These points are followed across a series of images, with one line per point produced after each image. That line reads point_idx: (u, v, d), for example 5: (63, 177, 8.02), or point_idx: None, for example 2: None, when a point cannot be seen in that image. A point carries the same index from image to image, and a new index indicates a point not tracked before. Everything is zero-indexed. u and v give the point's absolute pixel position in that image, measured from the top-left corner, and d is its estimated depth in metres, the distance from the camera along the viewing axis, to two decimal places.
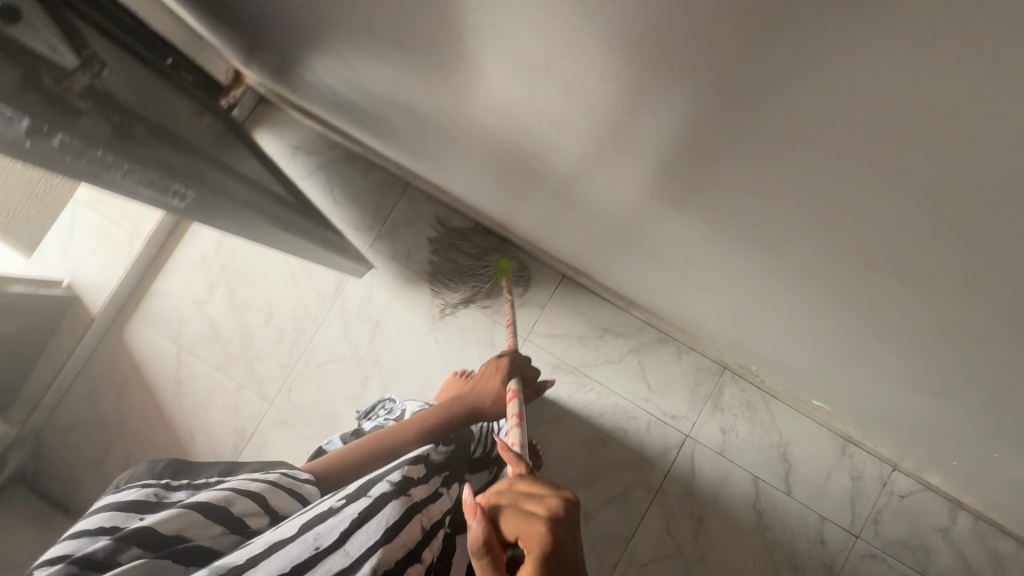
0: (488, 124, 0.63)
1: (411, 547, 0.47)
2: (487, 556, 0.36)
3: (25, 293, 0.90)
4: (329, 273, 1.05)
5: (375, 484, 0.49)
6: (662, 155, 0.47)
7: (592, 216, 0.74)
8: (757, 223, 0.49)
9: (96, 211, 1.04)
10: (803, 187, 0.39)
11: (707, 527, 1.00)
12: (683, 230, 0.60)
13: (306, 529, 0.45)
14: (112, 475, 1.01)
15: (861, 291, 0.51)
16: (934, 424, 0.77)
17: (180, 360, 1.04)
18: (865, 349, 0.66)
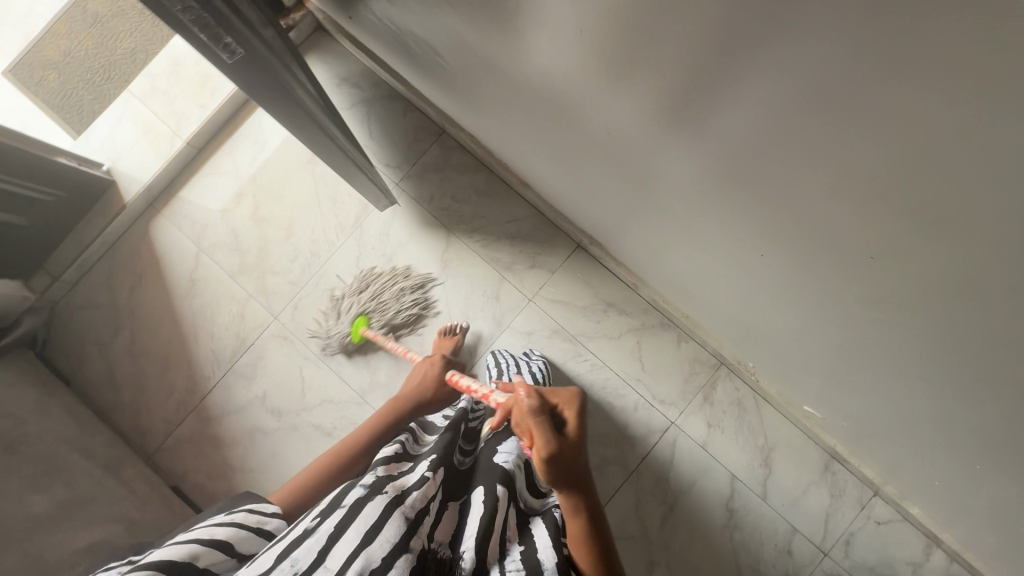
0: (519, 71, 0.64)
1: (397, 540, 0.48)
2: (543, 422, 0.55)
3: (60, 161, 0.96)
4: (353, 203, 1.08)
5: (348, 495, 0.52)
6: (678, 108, 0.48)
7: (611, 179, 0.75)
8: (761, 198, 0.49)
9: (145, 106, 1.09)
10: (809, 146, 0.39)
11: (676, 516, 0.99)
12: (694, 204, 0.61)
13: (283, 557, 0.46)
14: (117, 358, 1.05)
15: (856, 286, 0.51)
16: (918, 455, 0.76)
17: (197, 262, 1.07)
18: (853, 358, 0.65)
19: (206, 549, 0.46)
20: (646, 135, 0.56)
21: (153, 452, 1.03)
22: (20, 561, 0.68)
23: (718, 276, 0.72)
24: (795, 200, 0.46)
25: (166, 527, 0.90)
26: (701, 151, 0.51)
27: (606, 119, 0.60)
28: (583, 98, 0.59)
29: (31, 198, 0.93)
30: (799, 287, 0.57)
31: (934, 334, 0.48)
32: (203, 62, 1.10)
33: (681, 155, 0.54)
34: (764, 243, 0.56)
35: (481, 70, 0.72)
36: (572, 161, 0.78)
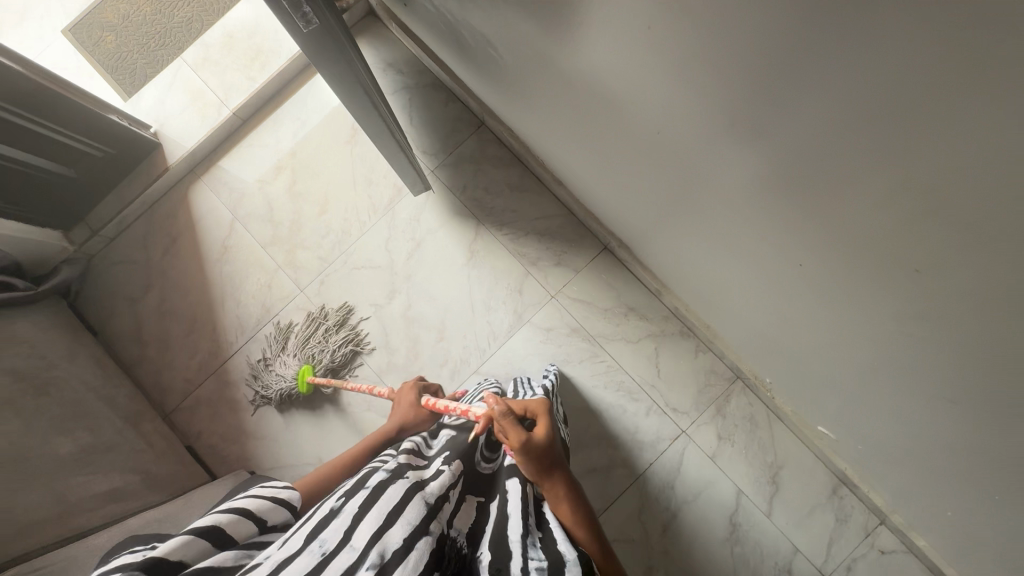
0: (572, 71, 0.66)
1: (418, 522, 0.51)
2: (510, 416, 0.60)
3: (110, 119, 0.99)
4: (387, 185, 1.09)
5: (371, 478, 0.56)
6: (730, 114, 0.49)
7: (648, 183, 0.76)
8: (808, 208, 0.50)
9: (196, 75, 1.12)
10: (857, 160, 0.40)
11: (679, 524, 1.00)
12: (736, 211, 0.61)
13: (312, 538, 0.49)
14: (146, 315, 1.08)
15: (889, 307, 0.51)
16: (927, 488, 0.75)
17: (231, 229, 1.10)
18: (873, 383, 0.65)
19: (240, 519, 0.51)
20: (695, 139, 0.57)
21: (171, 410, 1.06)
22: (43, 498, 0.71)
23: (747, 285, 0.73)
24: (842, 212, 0.46)
25: (179, 483, 0.92)
26: (751, 158, 0.52)
27: (654, 121, 0.61)
28: (637, 99, 0.60)
29: (70, 147, 0.96)
30: (830, 301, 0.58)
31: (964, 361, 0.49)
32: (256, 36, 1.12)
33: (729, 161, 0.55)
34: (803, 255, 0.56)
35: (533, 66, 0.74)
36: (613, 161, 0.79)
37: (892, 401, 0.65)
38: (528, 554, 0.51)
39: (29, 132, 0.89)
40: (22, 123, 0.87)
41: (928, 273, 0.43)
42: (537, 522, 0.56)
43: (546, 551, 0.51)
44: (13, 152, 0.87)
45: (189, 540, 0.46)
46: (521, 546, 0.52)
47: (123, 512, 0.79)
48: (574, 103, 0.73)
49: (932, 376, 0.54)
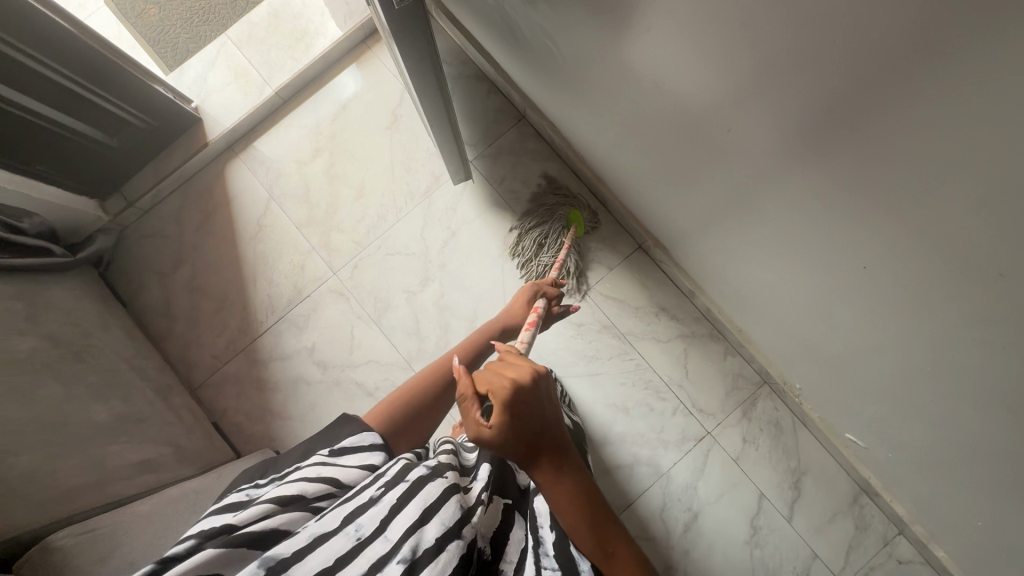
0: (636, 69, 0.67)
1: (452, 524, 0.48)
2: (468, 401, 0.50)
3: (156, 91, 0.99)
4: (425, 173, 1.10)
5: (411, 472, 0.54)
6: (802, 118, 0.50)
7: (698, 184, 0.77)
8: (878, 218, 0.50)
9: (239, 52, 1.12)
10: (942, 172, 0.41)
11: (700, 524, 1.00)
12: (794, 216, 0.62)
13: (349, 521, 0.48)
14: (176, 289, 1.08)
15: (949, 318, 0.52)
16: (954, 502, 0.76)
17: (267, 208, 1.10)
18: (916, 394, 0.66)
19: (322, 486, 0.53)
20: (764, 144, 0.58)
21: (197, 386, 1.05)
22: (84, 465, 0.70)
23: (791, 289, 0.74)
24: (917, 224, 0.46)
25: (208, 458, 0.92)
26: (823, 166, 0.52)
27: (717, 122, 0.62)
28: (704, 100, 0.60)
29: (110, 112, 0.95)
30: (882, 308, 0.59)
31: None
32: (301, 18, 1.12)
33: (797, 167, 0.55)
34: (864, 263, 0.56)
35: (592, 62, 0.74)
36: (664, 159, 0.80)
37: (930, 412, 0.66)
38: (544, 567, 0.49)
39: (69, 92, 0.88)
40: (65, 83, 0.87)
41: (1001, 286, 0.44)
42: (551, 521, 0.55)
43: (561, 559, 0.49)
44: (52, 112, 0.87)
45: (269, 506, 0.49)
46: (534, 556, 0.52)
47: (157, 483, 0.78)
48: (632, 101, 0.74)
49: (985, 389, 0.55)
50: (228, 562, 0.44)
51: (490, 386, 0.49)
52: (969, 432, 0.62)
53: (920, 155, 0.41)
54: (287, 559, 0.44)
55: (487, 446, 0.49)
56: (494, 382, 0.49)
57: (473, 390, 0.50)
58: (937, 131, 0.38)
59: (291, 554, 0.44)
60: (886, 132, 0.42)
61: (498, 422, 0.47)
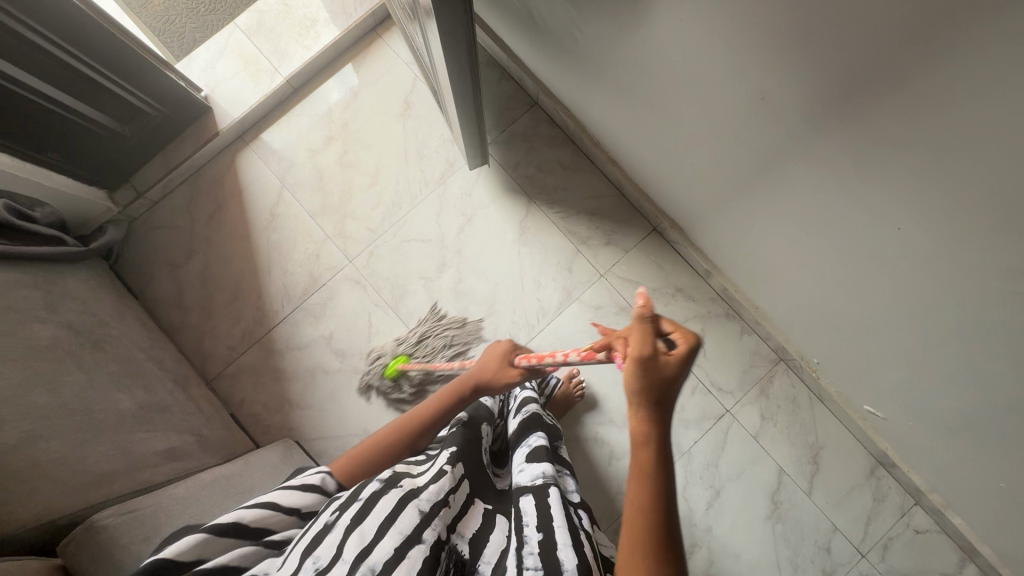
0: (658, 47, 0.67)
1: (410, 531, 0.48)
2: (652, 322, 0.41)
3: (168, 78, 0.98)
4: (440, 160, 1.10)
5: (365, 488, 0.53)
6: (831, 88, 0.51)
7: (716, 161, 0.78)
8: (908, 181, 0.51)
9: (248, 40, 1.11)
10: (977, 134, 0.42)
11: (723, 501, 1.01)
12: (819, 187, 0.63)
13: (306, 556, 0.47)
14: (187, 282, 1.07)
15: (975, 279, 0.54)
16: (975, 468, 0.78)
17: (280, 197, 1.09)
18: (941, 358, 0.67)
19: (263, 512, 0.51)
20: (789, 117, 0.59)
21: (213, 377, 1.04)
22: (112, 452, 0.69)
23: (812, 263, 0.75)
24: (954, 185, 0.48)
25: (230, 448, 0.90)
26: (856, 134, 0.53)
27: (740, 97, 0.63)
28: (726, 75, 0.61)
29: (120, 99, 0.94)
30: (908, 272, 0.60)
31: None
32: (310, 6, 1.12)
33: (823, 139, 0.57)
34: (897, 225, 0.57)
35: (612, 43, 0.75)
36: (683, 140, 0.81)
37: (953, 376, 0.68)
38: (524, 565, 0.47)
39: (79, 75, 0.86)
40: (76, 66, 0.85)
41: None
42: (537, 521, 0.52)
43: (543, 557, 0.47)
44: (62, 97, 0.85)
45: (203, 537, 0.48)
46: (517, 557, 0.49)
47: (185, 471, 0.77)
48: (652, 83, 0.75)
49: (1016, 346, 0.56)
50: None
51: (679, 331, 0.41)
52: (995, 393, 0.64)
53: (953, 116, 0.43)
54: None
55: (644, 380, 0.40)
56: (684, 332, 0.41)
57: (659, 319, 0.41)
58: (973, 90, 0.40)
59: None
60: (918, 95, 0.44)
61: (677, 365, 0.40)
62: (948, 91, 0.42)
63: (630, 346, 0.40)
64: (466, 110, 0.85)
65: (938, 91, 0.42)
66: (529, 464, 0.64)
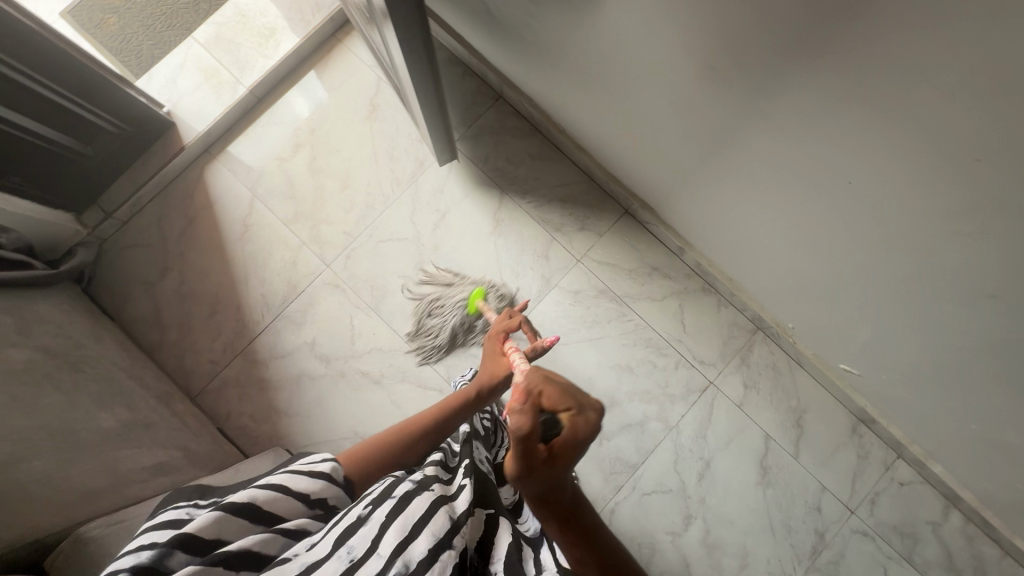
0: (608, 29, 0.69)
1: (442, 535, 0.50)
2: (527, 430, 0.43)
3: (128, 94, 0.98)
4: (410, 159, 1.10)
5: (396, 489, 0.55)
6: (769, 53, 0.53)
7: (676, 137, 0.80)
8: (850, 135, 0.54)
9: (209, 53, 1.11)
10: (904, 82, 0.44)
11: (713, 471, 1.03)
12: (772, 150, 0.65)
13: (340, 544, 0.48)
14: (163, 298, 1.06)
15: (921, 224, 0.56)
16: (950, 412, 0.81)
17: (251, 208, 1.08)
18: (905, 307, 0.70)
19: (276, 495, 0.52)
20: (736, 85, 0.61)
21: (197, 392, 1.03)
22: (97, 469, 0.68)
23: (778, 228, 0.78)
24: (890, 134, 0.50)
25: (218, 460, 0.90)
26: (800, 96, 0.55)
27: (688, 71, 0.65)
28: (674, 50, 0.63)
29: (83, 119, 0.94)
30: (865, 225, 0.63)
31: (1002, 267, 0.53)
32: (268, 15, 1.12)
33: (769, 102, 0.59)
34: (846, 179, 0.59)
35: (567, 30, 0.77)
36: (644, 120, 0.82)
37: (918, 324, 0.70)
38: None
39: (39, 97, 0.86)
40: (34, 88, 0.85)
41: (966, 181, 0.48)
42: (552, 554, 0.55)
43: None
44: (23, 120, 0.85)
45: (221, 516, 0.48)
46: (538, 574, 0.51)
47: (173, 484, 0.76)
48: (609, 66, 0.77)
49: (964, 287, 0.59)
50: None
51: (567, 415, 0.45)
52: (957, 335, 0.67)
53: (879, 69, 0.45)
54: None
55: (543, 478, 0.44)
56: (572, 411, 0.45)
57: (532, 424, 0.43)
58: (892, 42, 0.42)
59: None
60: (846, 50, 0.46)
61: (567, 459, 0.44)
62: (870, 45, 0.44)
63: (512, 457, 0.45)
64: (430, 108, 0.86)
65: (865, 45, 0.44)
66: None
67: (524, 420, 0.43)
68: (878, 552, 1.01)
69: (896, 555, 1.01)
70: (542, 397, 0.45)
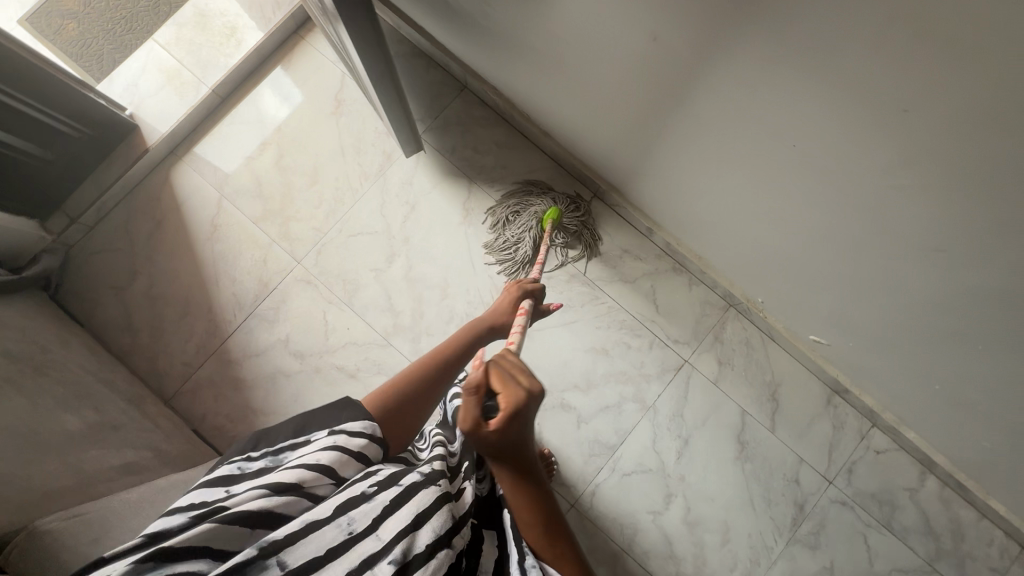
0: (556, 9, 0.70)
1: (442, 533, 0.52)
2: (475, 394, 0.49)
3: (88, 97, 0.98)
4: (377, 152, 1.10)
5: (405, 476, 0.56)
6: (701, 22, 0.54)
7: (632, 116, 0.81)
8: (789, 97, 0.55)
9: (170, 55, 1.11)
10: (830, 37, 0.46)
11: (692, 448, 1.04)
12: (718, 120, 0.67)
13: (341, 512, 0.50)
14: (134, 302, 1.05)
15: (859, 179, 0.58)
16: (916, 373, 0.82)
17: (219, 208, 1.08)
18: (861, 270, 0.71)
19: (315, 475, 0.53)
20: (677, 58, 0.62)
21: (172, 395, 1.02)
22: (62, 468, 0.68)
23: (737, 201, 0.79)
24: (824, 92, 0.51)
25: (193, 460, 0.89)
26: (736, 63, 0.56)
27: (633, 47, 0.66)
28: (617, 25, 0.64)
29: (47, 124, 0.94)
30: (812, 187, 0.64)
31: (944, 217, 0.54)
32: (228, 15, 1.12)
33: (709, 72, 0.60)
34: (790, 142, 0.61)
35: (520, 13, 0.77)
36: (601, 101, 0.83)
37: (877, 286, 0.71)
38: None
39: None
40: None
41: (897, 132, 0.50)
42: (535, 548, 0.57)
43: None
44: None
45: (256, 492, 0.50)
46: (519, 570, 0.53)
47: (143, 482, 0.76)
48: (562, 48, 0.77)
49: (910, 240, 0.60)
50: (222, 541, 0.47)
51: (504, 392, 0.49)
52: (912, 293, 0.68)
53: (805, 25, 0.46)
54: (278, 543, 0.46)
55: (488, 445, 0.50)
56: (508, 388, 0.49)
57: (480, 387, 0.50)
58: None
59: (283, 537, 0.47)
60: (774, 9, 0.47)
61: (510, 428, 0.49)
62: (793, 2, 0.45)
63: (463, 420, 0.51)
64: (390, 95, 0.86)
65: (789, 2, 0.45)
66: None
67: (467, 380, 0.50)
68: (857, 521, 1.02)
69: (875, 523, 1.02)
70: (498, 367, 0.51)
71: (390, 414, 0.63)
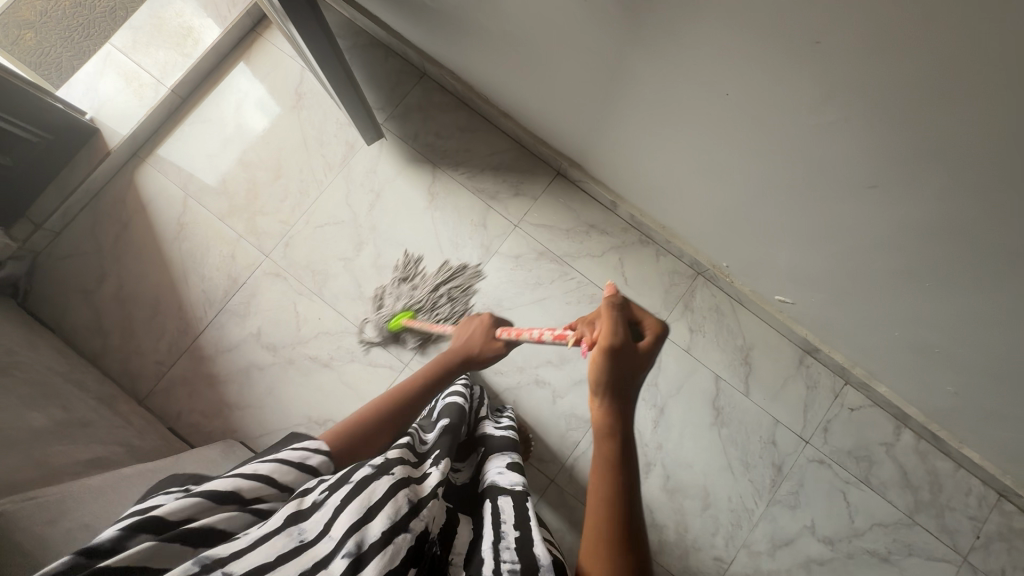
0: None
1: (396, 518, 0.49)
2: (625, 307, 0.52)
3: (46, 102, 0.97)
4: (339, 142, 1.11)
5: (356, 471, 0.53)
6: None
7: (579, 87, 0.81)
8: (713, 45, 0.56)
9: (128, 59, 1.11)
10: None
11: (668, 417, 1.04)
12: (657, 77, 0.67)
13: (291, 521, 0.48)
14: (103, 304, 1.05)
15: (793, 121, 0.59)
16: (875, 322, 0.83)
17: (185, 206, 1.08)
18: (812, 219, 0.72)
19: (260, 484, 0.50)
20: (607, 16, 0.62)
21: (146, 395, 1.02)
22: (26, 462, 0.68)
23: (690, 162, 0.79)
24: (743, 38, 0.52)
25: (167, 455, 0.89)
26: (660, 16, 0.57)
27: (568, 12, 0.66)
28: None
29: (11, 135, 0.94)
30: (753, 135, 0.65)
31: (874, 152, 0.55)
32: (183, 15, 1.12)
33: (640, 28, 0.61)
34: (724, 92, 0.61)
35: None
36: (549, 75, 0.84)
37: (828, 235, 0.72)
38: (501, 559, 0.50)
39: None
40: None
41: (814, 72, 0.51)
42: (513, 518, 0.57)
43: (520, 553, 0.50)
44: None
45: (196, 501, 0.46)
46: (495, 551, 0.52)
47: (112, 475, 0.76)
48: (504, 22, 0.78)
49: (846, 180, 0.61)
50: (160, 557, 0.41)
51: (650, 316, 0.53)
52: (860, 237, 0.69)
53: None
54: (224, 558, 0.42)
55: (624, 361, 0.49)
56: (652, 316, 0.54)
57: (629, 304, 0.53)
58: None
59: (228, 553, 0.43)
60: None
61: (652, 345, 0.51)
62: None
63: (603, 333, 0.50)
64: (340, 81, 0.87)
65: None
66: (506, 470, 0.67)
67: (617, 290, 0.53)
68: (835, 478, 1.03)
69: (853, 479, 1.03)
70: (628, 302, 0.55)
71: (346, 449, 0.59)
